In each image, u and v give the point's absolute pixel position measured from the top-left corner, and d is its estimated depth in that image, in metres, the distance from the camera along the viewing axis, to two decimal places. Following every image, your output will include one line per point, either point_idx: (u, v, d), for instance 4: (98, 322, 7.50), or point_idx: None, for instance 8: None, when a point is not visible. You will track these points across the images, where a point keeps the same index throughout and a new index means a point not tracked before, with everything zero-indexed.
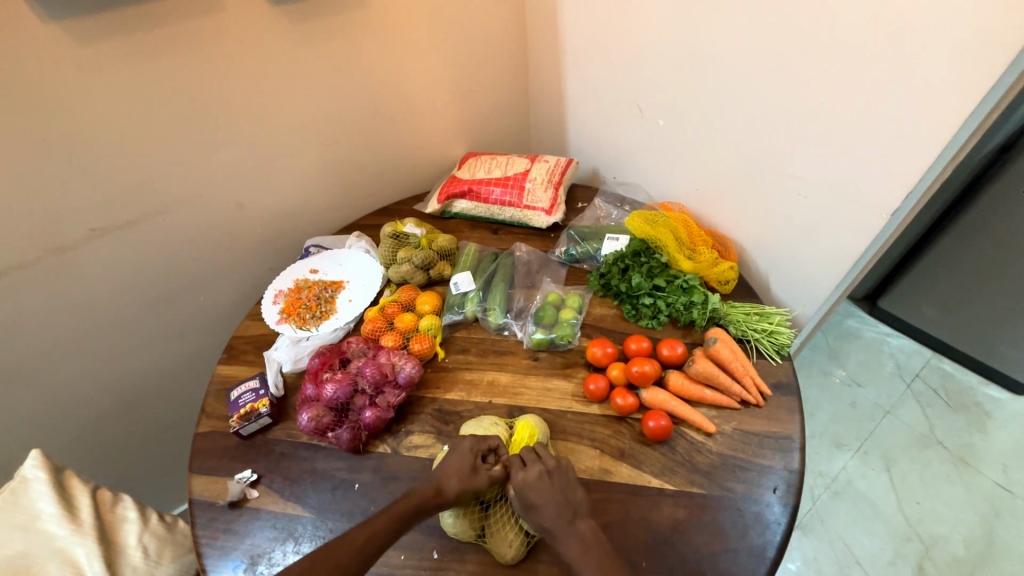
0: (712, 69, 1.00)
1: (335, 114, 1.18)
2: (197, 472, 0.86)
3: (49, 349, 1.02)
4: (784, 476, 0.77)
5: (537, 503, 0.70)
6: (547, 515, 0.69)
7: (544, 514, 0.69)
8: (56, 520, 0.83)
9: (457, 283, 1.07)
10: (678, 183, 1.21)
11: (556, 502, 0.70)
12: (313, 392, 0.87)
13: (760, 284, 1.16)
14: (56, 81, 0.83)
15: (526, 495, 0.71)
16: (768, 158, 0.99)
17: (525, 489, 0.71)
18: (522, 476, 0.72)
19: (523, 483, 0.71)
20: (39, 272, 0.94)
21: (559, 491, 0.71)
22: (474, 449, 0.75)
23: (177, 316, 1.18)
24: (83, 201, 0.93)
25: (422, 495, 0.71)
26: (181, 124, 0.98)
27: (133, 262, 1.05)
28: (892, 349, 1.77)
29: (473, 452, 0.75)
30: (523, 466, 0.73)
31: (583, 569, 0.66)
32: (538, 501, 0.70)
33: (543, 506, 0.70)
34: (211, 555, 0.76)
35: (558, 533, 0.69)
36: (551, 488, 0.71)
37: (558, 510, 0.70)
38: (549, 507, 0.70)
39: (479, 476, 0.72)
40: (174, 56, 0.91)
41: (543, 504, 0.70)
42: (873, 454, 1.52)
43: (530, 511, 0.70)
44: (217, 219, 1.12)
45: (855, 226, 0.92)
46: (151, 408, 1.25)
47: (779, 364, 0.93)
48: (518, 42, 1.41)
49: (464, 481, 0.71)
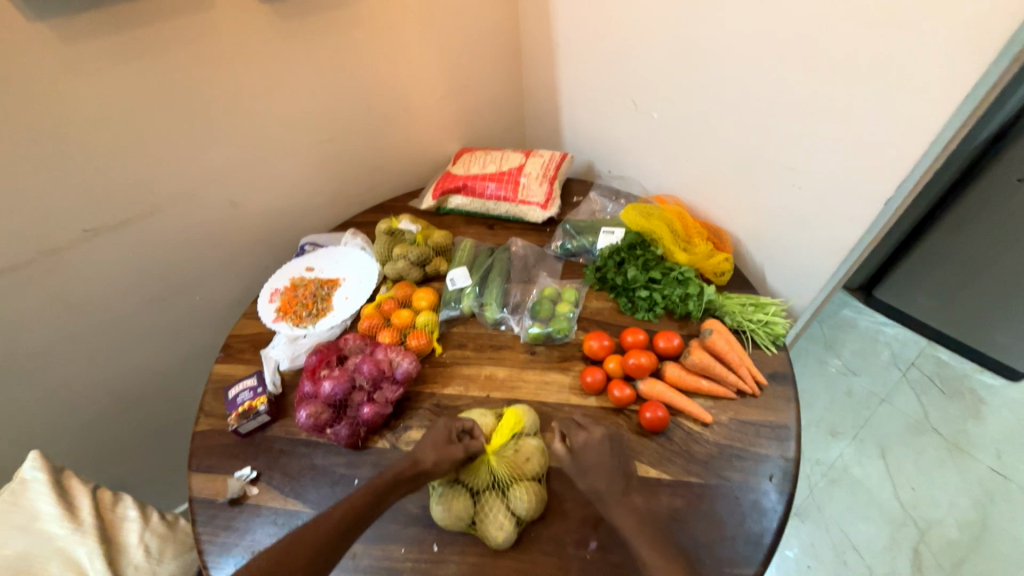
0: (705, 61, 0.99)
1: (328, 111, 1.18)
2: (197, 470, 0.86)
3: (45, 350, 1.02)
4: (780, 465, 0.77)
5: (593, 465, 0.72)
6: (603, 478, 0.71)
7: (598, 478, 0.71)
8: (56, 520, 0.84)
9: (454, 279, 1.07)
10: (673, 176, 1.21)
11: (611, 465, 0.72)
12: (311, 390, 0.88)
13: (755, 275, 1.17)
14: (45, 80, 0.82)
15: (582, 457, 0.73)
16: (762, 150, 0.99)
17: (538, 478, 0.70)
18: (585, 437, 0.74)
19: (583, 443, 0.74)
20: (33, 273, 0.94)
21: (614, 455, 0.74)
22: (448, 425, 0.77)
23: (174, 316, 1.17)
24: (75, 201, 0.93)
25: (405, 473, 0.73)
26: (173, 122, 0.97)
27: (128, 262, 1.04)
28: (888, 338, 1.78)
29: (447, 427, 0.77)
30: (537, 456, 0.73)
31: None
32: (551, 491, 0.70)
33: (600, 468, 0.71)
34: (212, 552, 0.77)
35: (568, 521, 0.68)
36: (609, 450, 0.74)
37: (613, 474, 0.71)
38: (607, 470, 0.71)
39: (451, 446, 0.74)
40: (165, 54, 0.91)
41: (556, 493, 0.69)
42: (869, 442, 1.54)
43: (584, 474, 0.72)
44: (212, 218, 1.12)
45: (849, 216, 0.92)
46: (149, 408, 1.25)
47: (775, 354, 0.93)
48: (511, 36, 1.40)
49: (438, 450, 0.74)
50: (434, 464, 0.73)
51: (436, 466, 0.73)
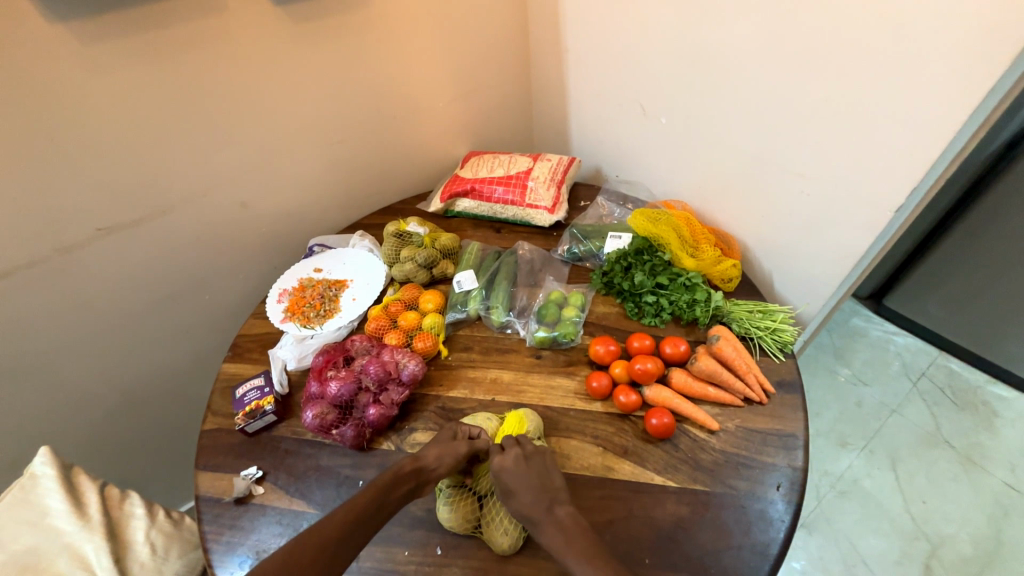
0: (715, 65, 0.99)
1: (338, 114, 1.19)
2: (203, 469, 0.87)
3: (57, 346, 1.03)
4: (788, 474, 0.76)
5: (513, 487, 0.71)
6: (524, 500, 0.69)
7: (520, 500, 0.70)
8: (65, 516, 0.84)
9: (460, 282, 1.08)
10: (681, 181, 1.20)
11: (531, 486, 0.71)
12: (317, 390, 0.88)
13: (764, 282, 1.16)
14: (62, 81, 0.84)
15: (503, 481, 0.72)
16: (772, 155, 0.99)
17: (502, 474, 0.72)
18: (499, 461, 0.73)
19: (500, 467, 0.73)
20: (47, 271, 0.95)
21: (535, 475, 0.73)
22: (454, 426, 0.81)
23: (183, 315, 1.19)
24: (89, 201, 0.95)
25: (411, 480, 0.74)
26: (186, 124, 0.99)
27: (139, 261, 1.06)
28: (898, 347, 1.75)
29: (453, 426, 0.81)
30: (501, 452, 0.75)
31: (565, 557, 0.65)
32: (514, 486, 0.71)
33: (518, 492, 0.70)
34: (217, 551, 0.77)
35: (538, 520, 0.68)
36: (526, 471, 0.73)
37: (534, 494, 0.70)
38: (525, 491, 0.70)
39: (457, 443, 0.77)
40: (179, 56, 0.92)
41: (519, 488, 0.71)
42: (879, 452, 1.52)
43: (508, 497, 0.71)
44: (222, 218, 1.13)
45: (860, 224, 0.91)
46: (157, 406, 1.26)
47: (783, 362, 0.92)
48: (520, 40, 1.41)
49: (442, 446, 0.77)
50: (439, 460, 0.75)
51: (438, 461, 0.75)
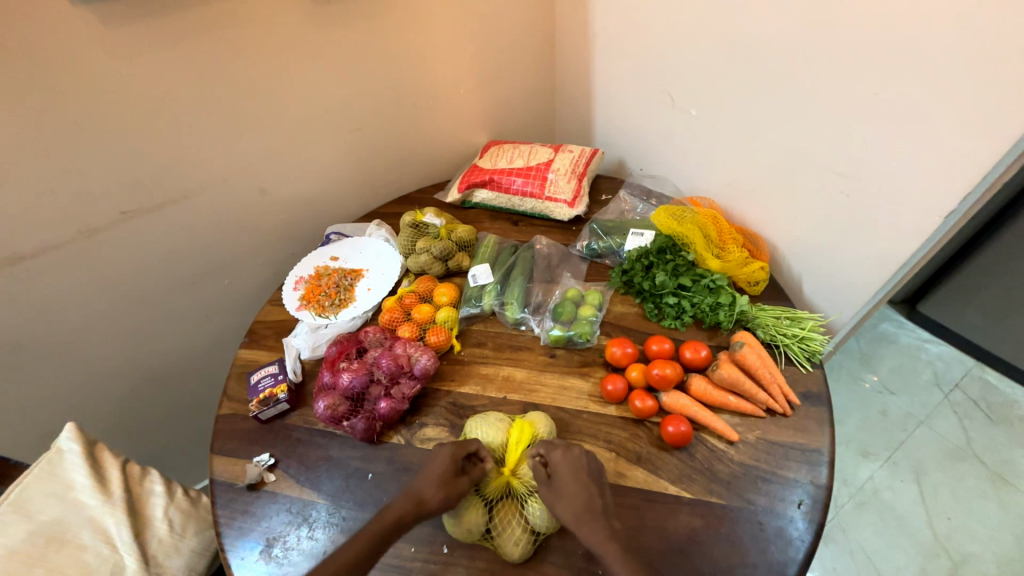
0: (756, 55, 0.93)
1: (358, 101, 1.17)
2: (218, 453, 0.88)
3: (84, 326, 1.06)
4: (810, 491, 0.73)
5: (568, 484, 0.70)
6: (574, 499, 0.68)
7: (572, 498, 0.68)
8: (88, 489, 0.88)
9: (476, 275, 1.06)
10: (708, 178, 1.15)
11: (585, 487, 0.70)
12: (329, 381, 0.88)
13: (791, 286, 1.11)
14: (86, 65, 0.84)
15: (559, 476, 0.71)
16: (808, 152, 0.92)
17: (559, 469, 0.72)
18: (558, 457, 0.73)
19: (558, 461, 0.73)
20: (72, 252, 0.97)
21: (586, 476, 0.72)
22: (453, 453, 0.74)
23: (203, 298, 1.20)
24: (113, 184, 0.95)
25: (403, 508, 0.70)
26: (206, 108, 0.98)
27: (162, 244, 1.07)
28: (931, 355, 1.67)
29: (453, 457, 0.74)
30: (559, 449, 0.75)
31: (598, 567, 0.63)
32: (568, 484, 0.70)
33: (569, 492, 0.69)
34: (230, 535, 0.78)
35: (583, 520, 0.67)
36: (581, 471, 0.72)
37: (585, 495, 0.69)
38: (580, 495, 0.69)
39: (460, 481, 0.71)
40: (199, 38, 0.91)
41: (572, 488, 0.69)
42: (903, 464, 1.46)
43: (557, 495, 0.69)
44: (242, 204, 1.13)
45: (902, 231, 0.85)
46: (177, 384, 1.29)
47: (810, 373, 0.87)
48: (545, 25, 1.37)
49: (445, 487, 0.70)
50: (442, 503, 0.70)
51: (443, 504, 0.70)
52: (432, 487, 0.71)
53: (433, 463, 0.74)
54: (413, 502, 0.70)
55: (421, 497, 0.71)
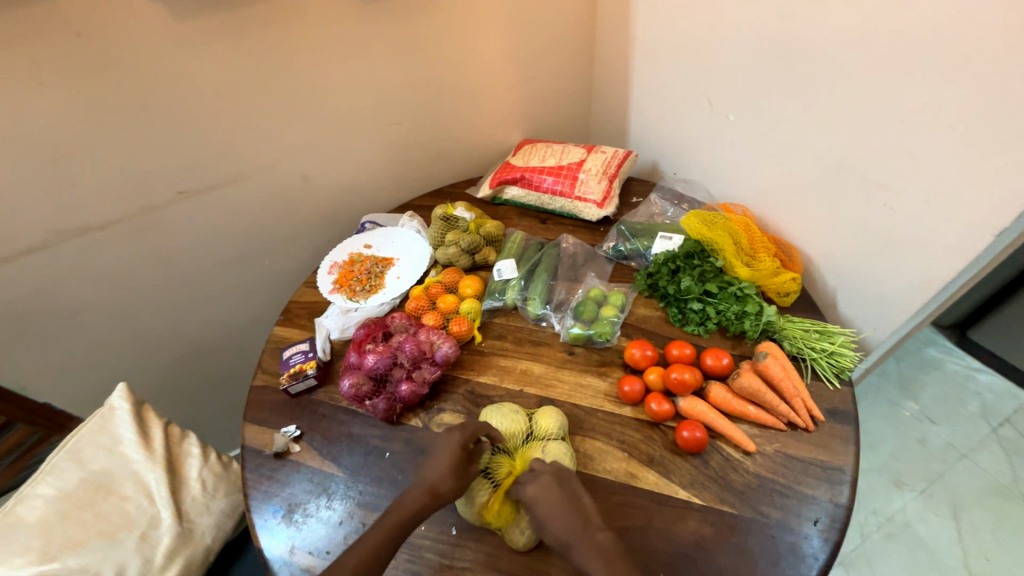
0: (801, 61, 0.90)
1: (399, 95, 1.21)
2: (249, 421, 0.93)
3: (140, 295, 1.15)
4: (828, 510, 0.71)
5: (547, 517, 0.68)
6: (558, 528, 0.67)
7: (556, 527, 0.67)
8: (134, 445, 0.95)
9: (501, 270, 1.08)
10: (743, 184, 1.13)
11: (564, 513, 0.68)
12: (355, 361, 0.92)
13: (825, 300, 1.07)
14: (157, 54, 0.91)
15: (536, 511, 0.69)
16: (851, 162, 0.90)
17: (536, 503, 0.69)
18: (533, 491, 0.70)
19: (533, 497, 0.70)
20: (134, 226, 1.06)
21: (562, 497, 0.69)
22: (463, 441, 0.75)
23: (245, 276, 1.28)
24: (173, 165, 1.03)
25: (420, 499, 0.72)
26: (259, 98, 1.05)
27: (212, 223, 1.15)
28: (980, 386, 1.57)
29: (462, 446, 0.75)
30: (532, 479, 0.72)
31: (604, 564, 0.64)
32: (547, 515, 0.68)
33: (550, 522, 0.68)
34: (256, 497, 0.83)
35: (573, 544, 0.66)
36: (558, 495, 0.70)
37: (566, 522, 0.67)
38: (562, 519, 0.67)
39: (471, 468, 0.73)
40: (257, 32, 0.97)
41: (552, 518, 0.68)
42: (939, 497, 1.38)
43: (542, 526, 0.68)
44: (286, 189, 1.20)
45: (949, 249, 0.81)
46: (217, 356, 1.38)
47: (838, 389, 0.84)
48: (586, 26, 1.37)
49: (458, 474, 0.72)
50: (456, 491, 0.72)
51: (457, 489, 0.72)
52: (441, 474, 0.73)
53: (442, 449, 0.75)
54: (428, 494, 0.72)
55: (435, 489, 0.72)
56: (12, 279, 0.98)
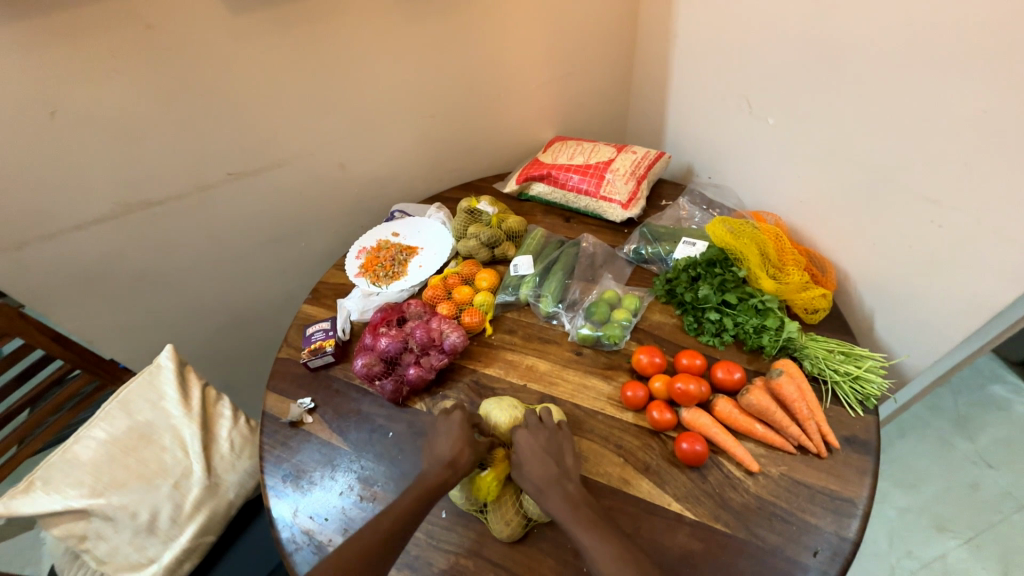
0: (850, 63, 0.84)
1: (434, 90, 1.24)
2: (270, 390, 1.00)
3: (189, 266, 1.26)
4: (832, 542, 0.66)
5: (526, 460, 0.73)
6: (535, 473, 0.71)
7: (532, 472, 0.71)
8: (175, 402, 1.05)
9: (518, 265, 1.09)
10: (779, 193, 1.07)
11: (543, 459, 0.72)
12: (369, 342, 0.97)
13: (861, 322, 1.00)
14: (214, 44, 0.98)
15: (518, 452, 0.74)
16: (898, 174, 0.83)
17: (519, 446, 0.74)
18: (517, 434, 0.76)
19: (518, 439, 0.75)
20: (187, 203, 1.15)
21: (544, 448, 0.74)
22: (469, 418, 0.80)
23: (283, 256, 1.37)
24: (223, 148, 1.12)
25: (438, 475, 0.72)
26: (302, 87, 1.11)
27: (255, 204, 1.23)
28: None
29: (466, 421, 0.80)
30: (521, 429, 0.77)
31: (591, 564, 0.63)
32: (524, 459, 0.73)
33: (529, 465, 0.72)
34: (269, 460, 0.89)
35: (546, 492, 0.69)
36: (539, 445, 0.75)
37: (543, 466, 0.72)
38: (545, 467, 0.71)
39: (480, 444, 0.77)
40: (304, 25, 1.03)
41: (531, 462, 0.72)
42: (989, 550, 1.24)
43: (521, 471, 0.72)
44: (323, 176, 1.26)
45: (1005, 273, 0.74)
46: (254, 328, 1.48)
47: (859, 417, 0.79)
48: (627, 23, 1.34)
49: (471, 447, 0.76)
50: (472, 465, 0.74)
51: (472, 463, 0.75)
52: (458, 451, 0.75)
53: (445, 429, 0.79)
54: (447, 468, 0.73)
55: (454, 462, 0.74)
56: (84, 244, 1.10)
